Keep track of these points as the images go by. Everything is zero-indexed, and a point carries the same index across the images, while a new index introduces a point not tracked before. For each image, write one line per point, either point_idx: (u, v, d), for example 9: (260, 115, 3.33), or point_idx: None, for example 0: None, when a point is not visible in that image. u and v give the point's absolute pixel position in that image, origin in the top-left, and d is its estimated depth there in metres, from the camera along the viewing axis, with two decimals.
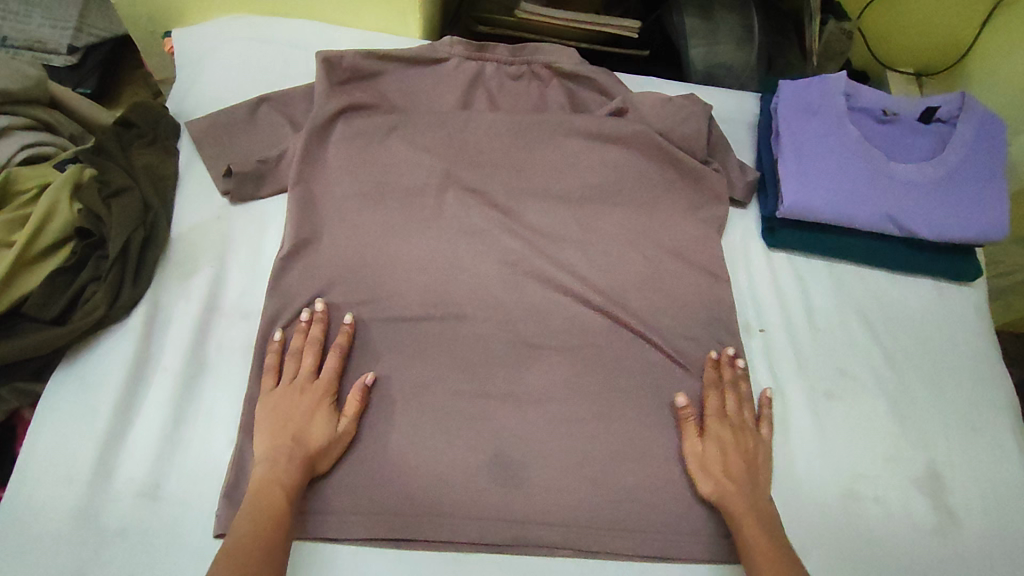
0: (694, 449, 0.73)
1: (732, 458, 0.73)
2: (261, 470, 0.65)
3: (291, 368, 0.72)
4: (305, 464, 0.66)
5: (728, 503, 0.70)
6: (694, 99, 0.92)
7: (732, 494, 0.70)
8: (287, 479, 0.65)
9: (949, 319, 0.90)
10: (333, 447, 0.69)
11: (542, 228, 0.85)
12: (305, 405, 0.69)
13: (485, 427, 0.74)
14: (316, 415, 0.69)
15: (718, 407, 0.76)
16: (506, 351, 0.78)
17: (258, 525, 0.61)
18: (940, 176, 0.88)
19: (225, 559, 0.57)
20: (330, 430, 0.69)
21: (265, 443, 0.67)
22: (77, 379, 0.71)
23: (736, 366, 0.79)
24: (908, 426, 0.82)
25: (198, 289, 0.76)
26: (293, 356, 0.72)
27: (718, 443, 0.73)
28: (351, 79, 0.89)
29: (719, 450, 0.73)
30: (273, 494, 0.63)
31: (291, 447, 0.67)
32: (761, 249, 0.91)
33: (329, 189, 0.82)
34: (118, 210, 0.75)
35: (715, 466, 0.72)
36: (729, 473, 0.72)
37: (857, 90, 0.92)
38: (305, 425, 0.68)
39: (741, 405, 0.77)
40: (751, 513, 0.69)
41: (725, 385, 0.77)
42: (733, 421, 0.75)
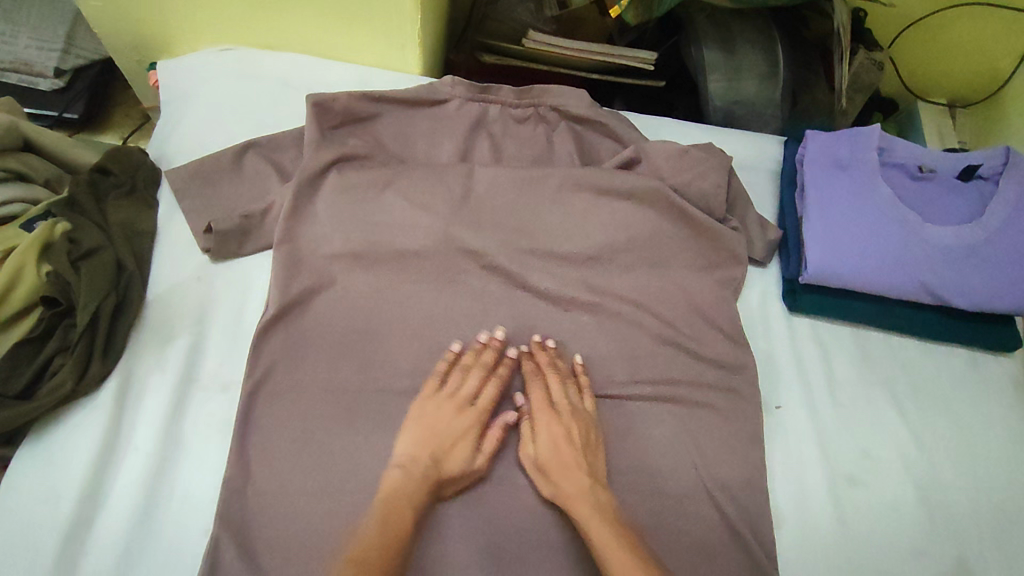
0: (529, 456, 0.69)
1: (565, 454, 0.68)
2: (397, 476, 0.64)
3: (454, 386, 0.71)
4: (433, 486, 0.65)
5: (568, 503, 0.65)
6: (712, 149, 0.85)
7: (572, 495, 0.65)
8: (414, 495, 0.63)
9: (986, 393, 0.82)
10: (462, 478, 0.68)
11: (550, 291, 0.78)
12: (458, 427, 0.69)
13: (483, 512, 0.68)
14: (462, 440, 0.68)
15: (540, 395, 0.72)
16: (502, 428, 0.72)
17: (385, 540, 0.59)
18: (980, 241, 0.80)
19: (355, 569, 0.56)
20: (468, 461, 0.68)
21: (405, 451, 0.66)
22: (40, 458, 0.66)
23: (546, 351, 0.74)
24: (937, 516, 0.75)
25: (174, 358, 0.71)
26: (461, 373, 0.72)
27: (545, 431, 0.69)
28: (343, 124, 0.83)
29: (550, 447, 0.68)
30: (402, 509, 0.62)
31: (428, 466, 0.65)
32: (782, 312, 0.84)
33: (317, 246, 0.77)
34: (87, 274, 0.69)
35: (552, 468, 0.67)
36: (558, 463, 0.67)
37: (891, 143, 0.85)
38: (446, 447, 0.67)
39: (563, 387, 0.72)
40: (591, 510, 0.64)
41: (541, 372, 0.73)
42: (556, 408, 0.71)
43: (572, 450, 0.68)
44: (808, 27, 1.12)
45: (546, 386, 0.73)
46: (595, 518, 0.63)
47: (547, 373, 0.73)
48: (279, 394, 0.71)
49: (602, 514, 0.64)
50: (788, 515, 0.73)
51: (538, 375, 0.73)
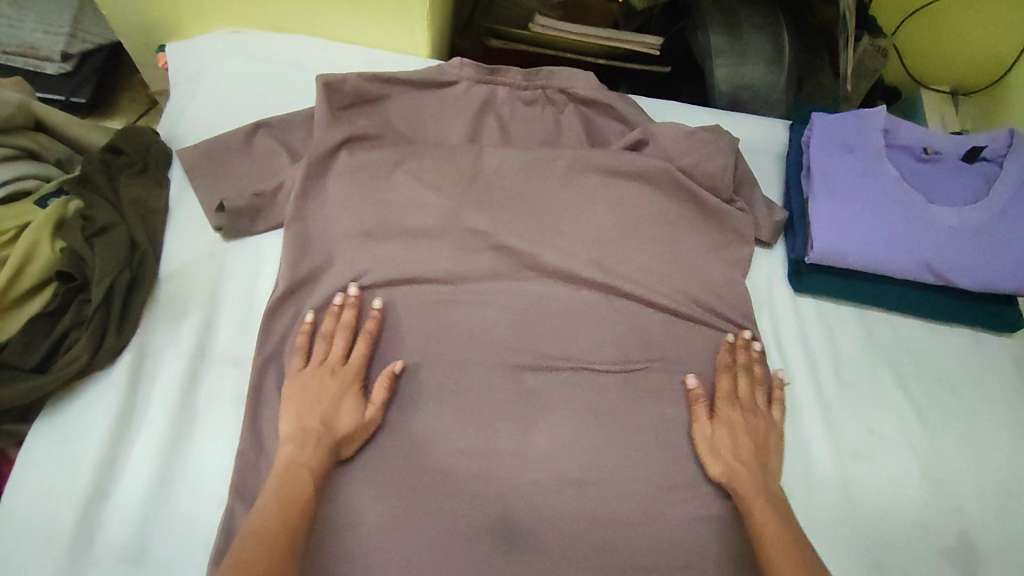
0: (703, 435, 0.72)
1: (742, 442, 0.71)
2: (289, 450, 0.63)
3: (320, 353, 0.70)
4: (330, 448, 0.65)
5: (735, 483, 0.69)
6: (720, 131, 0.86)
7: (742, 476, 0.69)
8: (311, 462, 0.63)
9: (988, 372, 0.83)
10: (358, 434, 0.68)
11: (560, 270, 0.79)
12: (333, 388, 0.68)
13: (491, 486, 0.69)
14: (345, 398, 0.68)
15: (729, 389, 0.75)
16: (512, 404, 0.73)
17: (281, 507, 0.58)
18: (984, 222, 0.81)
19: (254, 539, 0.55)
20: (358, 416, 0.68)
21: (292, 423, 0.65)
22: (58, 432, 0.66)
23: (753, 350, 0.78)
24: (939, 492, 0.76)
25: (188, 334, 0.72)
26: (323, 340, 0.71)
27: (726, 424, 0.72)
28: (353, 105, 0.84)
29: (728, 436, 0.72)
30: (300, 477, 0.61)
31: (319, 430, 0.65)
32: (787, 293, 0.85)
33: (328, 225, 0.78)
34: (101, 250, 0.70)
35: (726, 450, 0.71)
36: (738, 456, 0.70)
37: (896, 125, 0.85)
38: (331, 409, 0.67)
39: (753, 388, 0.76)
40: (757, 490, 0.67)
41: (737, 367, 0.76)
42: (742, 403, 0.74)
43: (749, 439, 0.72)
44: (814, 13, 1.12)
45: (731, 380, 0.75)
46: (760, 496, 0.66)
47: (743, 370, 0.76)
48: (291, 369, 0.72)
49: (766, 496, 0.67)
50: (793, 490, 0.74)
51: (732, 368, 0.76)
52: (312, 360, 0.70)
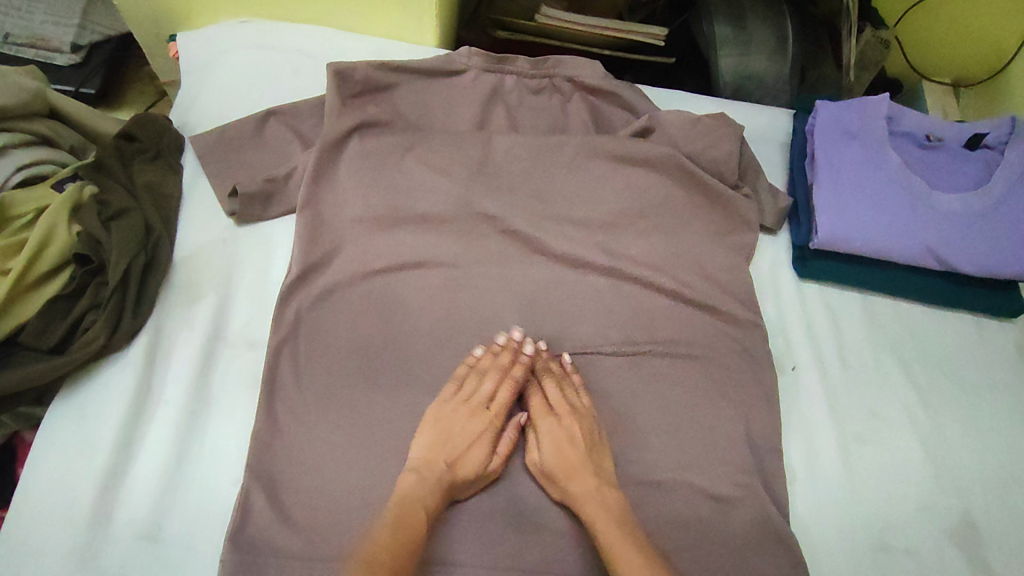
0: (534, 458, 0.70)
1: (568, 456, 0.68)
2: (411, 480, 0.64)
3: (472, 389, 0.71)
4: (446, 491, 0.65)
5: (578, 502, 0.66)
6: (725, 118, 0.87)
7: (579, 496, 0.66)
8: (428, 500, 0.63)
9: (990, 357, 0.84)
10: (476, 480, 0.68)
11: (568, 255, 0.80)
12: (471, 429, 0.69)
13: (501, 467, 0.70)
14: (475, 445, 0.68)
15: (551, 398, 0.72)
16: (521, 387, 0.74)
17: (393, 539, 0.59)
18: (986, 207, 0.82)
19: (365, 570, 0.56)
20: (483, 463, 0.68)
21: (420, 455, 0.66)
22: (75, 411, 0.68)
23: (540, 349, 0.74)
24: (942, 473, 0.77)
25: (202, 317, 0.73)
26: (479, 375, 0.72)
27: (548, 435, 0.69)
28: (362, 92, 0.85)
29: (553, 449, 0.68)
30: (415, 514, 0.62)
31: (442, 472, 0.65)
32: (792, 278, 0.86)
33: (338, 212, 0.79)
34: (118, 234, 0.71)
35: (555, 467, 0.67)
36: (552, 462, 0.68)
37: (899, 113, 0.86)
38: (461, 450, 0.67)
39: (561, 392, 0.72)
40: (599, 510, 0.65)
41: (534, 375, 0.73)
42: (558, 412, 0.71)
43: (577, 453, 0.68)
44: (816, 5, 1.15)
45: (544, 389, 0.72)
46: (602, 515, 0.64)
47: (543, 377, 0.73)
48: (303, 351, 0.73)
49: (607, 514, 0.64)
50: (798, 471, 0.76)
51: (535, 380, 0.74)
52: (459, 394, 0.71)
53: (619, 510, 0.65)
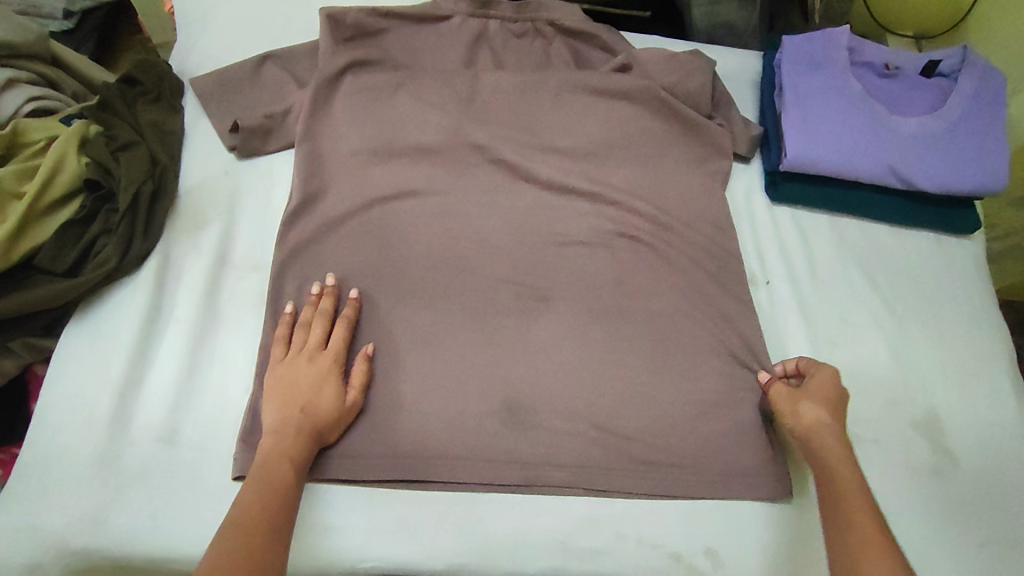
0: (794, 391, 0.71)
1: (834, 403, 0.69)
2: (271, 441, 0.63)
3: (300, 340, 0.70)
4: (312, 437, 0.65)
5: (818, 440, 0.66)
6: (698, 54, 0.92)
7: (828, 431, 0.66)
8: (295, 450, 0.63)
9: (949, 270, 0.90)
10: (343, 418, 0.69)
11: (555, 182, 0.85)
12: (314, 373, 0.68)
13: (497, 372, 0.75)
14: (324, 386, 0.67)
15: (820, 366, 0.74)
16: (513, 302, 0.79)
17: (265, 492, 0.58)
18: (942, 128, 0.88)
19: (231, 525, 0.54)
20: (339, 400, 0.68)
21: (275, 413, 0.65)
22: (92, 330, 0.71)
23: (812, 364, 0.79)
24: (908, 372, 0.82)
25: (208, 243, 0.76)
26: (303, 328, 0.71)
27: (821, 383, 0.71)
28: (354, 37, 0.89)
29: (823, 391, 0.70)
30: (282, 465, 0.61)
31: (298, 421, 0.65)
32: (765, 202, 0.92)
33: (335, 145, 0.82)
34: (125, 163, 0.74)
35: (814, 400, 0.69)
36: (831, 410, 0.68)
37: (860, 45, 0.92)
38: (310, 396, 0.67)
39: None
40: (839, 451, 0.65)
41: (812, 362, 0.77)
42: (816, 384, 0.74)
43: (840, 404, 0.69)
44: None
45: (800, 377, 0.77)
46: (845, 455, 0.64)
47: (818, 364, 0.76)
48: (305, 273, 0.76)
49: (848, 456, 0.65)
50: None
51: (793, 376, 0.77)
52: (292, 348, 0.69)
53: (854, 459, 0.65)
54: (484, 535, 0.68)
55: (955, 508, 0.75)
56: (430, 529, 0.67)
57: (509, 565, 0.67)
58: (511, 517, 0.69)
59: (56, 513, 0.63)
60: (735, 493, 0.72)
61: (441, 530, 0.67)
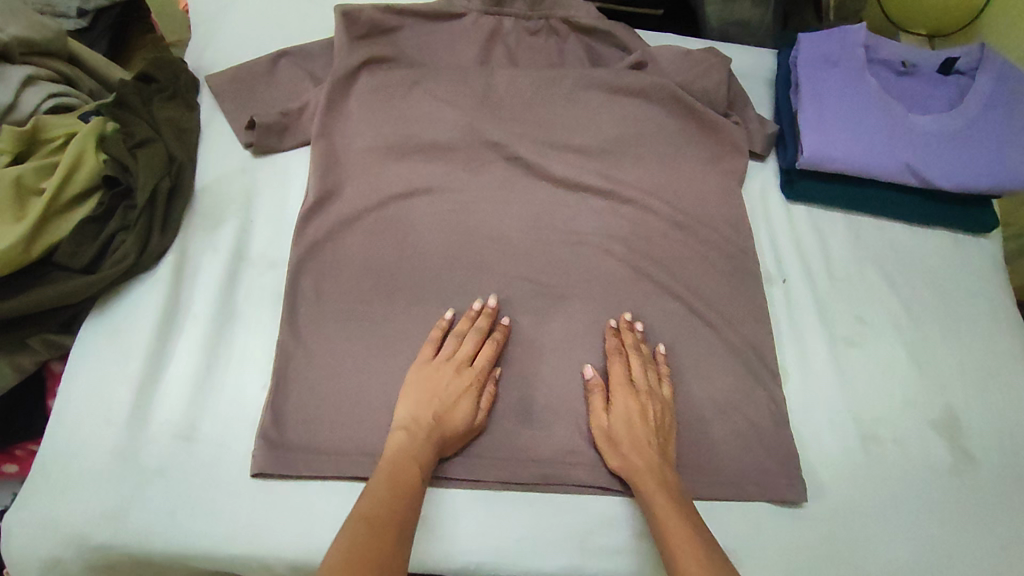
0: (599, 424, 0.71)
1: (638, 429, 0.68)
2: (402, 439, 0.64)
3: (451, 350, 0.71)
4: (439, 445, 0.65)
5: (635, 475, 0.66)
6: (713, 51, 0.92)
7: (641, 470, 0.66)
8: (422, 454, 0.64)
9: (969, 270, 0.90)
10: (467, 432, 0.68)
11: (569, 180, 0.85)
12: (454, 387, 0.68)
13: (514, 372, 0.75)
14: (461, 400, 0.68)
15: (625, 373, 0.72)
16: (529, 300, 0.79)
17: (389, 492, 0.59)
18: (959, 127, 0.88)
19: (363, 522, 0.55)
20: (470, 416, 0.68)
21: (408, 413, 0.66)
22: (110, 327, 0.71)
23: (636, 332, 0.76)
24: (926, 372, 0.82)
25: (225, 239, 0.76)
26: (456, 338, 0.72)
27: (623, 410, 0.70)
28: (369, 34, 0.89)
29: (625, 423, 0.69)
30: (410, 466, 0.62)
31: (431, 427, 0.65)
32: (780, 200, 0.91)
33: (350, 142, 0.82)
34: (143, 160, 0.74)
35: (623, 439, 0.68)
36: (634, 441, 0.68)
37: (878, 42, 0.92)
38: (446, 407, 0.67)
39: (646, 368, 0.73)
40: (657, 484, 0.64)
41: (628, 350, 0.74)
42: (637, 388, 0.71)
43: (645, 428, 0.69)
44: None
45: (626, 365, 0.73)
46: (662, 489, 0.64)
47: (634, 352, 0.74)
48: (321, 271, 0.76)
49: (666, 487, 0.64)
50: (790, 370, 0.81)
51: (621, 354, 0.74)
52: (440, 355, 0.70)
53: (675, 489, 0.65)
54: (500, 535, 0.67)
55: (975, 508, 0.74)
56: (449, 527, 0.67)
57: (525, 564, 0.67)
58: (529, 516, 0.69)
59: (75, 510, 0.62)
60: (750, 493, 0.72)
61: (459, 528, 0.67)
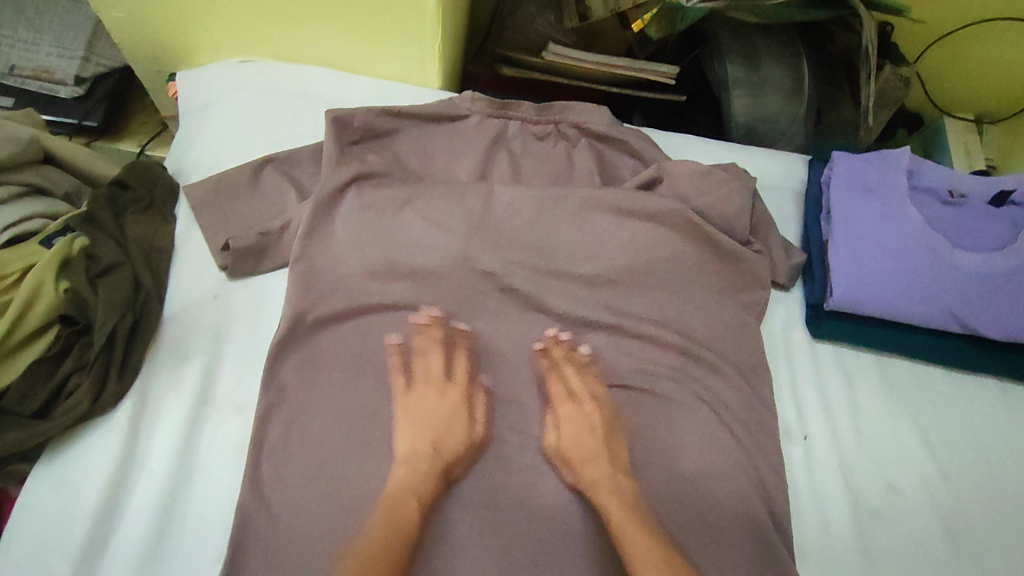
0: (554, 441, 0.69)
1: (592, 445, 0.67)
2: (403, 472, 0.63)
3: (421, 372, 0.70)
4: (440, 474, 0.64)
5: (592, 492, 0.65)
6: (736, 171, 0.84)
7: (593, 482, 0.65)
8: (422, 487, 0.62)
9: (1017, 425, 0.80)
10: (466, 453, 0.68)
11: (570, 314, 0.77)
12: (446, 408, 0.68)
13: (496, 542, 0.66)
14: (456, 420, 0.68)
15: (568, 390, 0.72)
16: (520, 455, 0.71)
17: (387, 532, 0.58)
18: (1013, 269, 0.78)
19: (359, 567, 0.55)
20: (467, 433, 0.68)
21: (408, 446, 0.65)
22: (57, 481, 0.65)
23: (563, 348, 0.74)
24: (963, 553, 0.72)
25: (190, 378, 0.71)
26: (421, 358, 0.71)
27: (572, 425, 0.69)
28: (362, 139, 0.82)
29: (575, 437, 0.68)
30: (407, 503, 0.61)
31: (429, 455, 0.65)
32: (806, 339, 0.82)
33: (333, 265, 0.76)
34: (103, 292, 0.69)
35: (577, 454, 0.67)
36: (583, 458, 0.67)
37: (921, 166, 0.83)
38: (443, 429, 0.67)
39: (579, 379, 0.72)
40: (612, 500, 0.63)
41: (559, 366, 0.73)
42: (575, 401, 0.71)
43: (602, 445, 0.68)
44: (833, 41, 1.08)
45: (562, 380, 0.72)
46: (614, 500, 0.63)
47: (563, 367, 0.73)
48: (293, 416, 0.70)
49: (620, 497, 0.63)
50: (809, 547, 0.72)
51: (556, 369, 0.73)
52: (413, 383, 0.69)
53: (632, 496, 0.64)
54: None
55: None
56: None
57: None
58: None
59: None
60: None
61: None
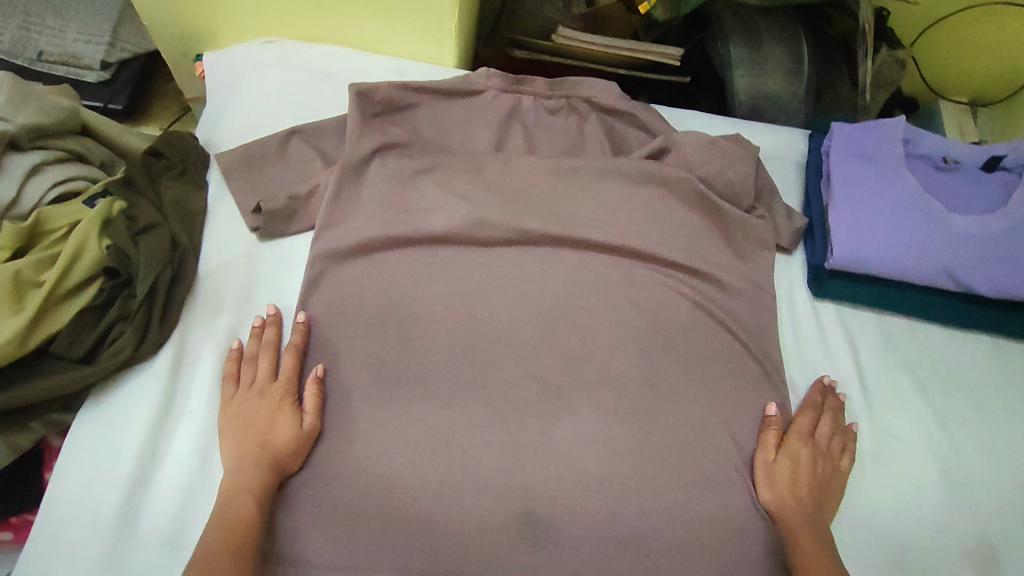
0: (764, 458, 0.74)
1: (803, 480, 0.72)
2: (232, 476, 0.65)
3: (249, 376, 0.72)
4: (271, 469, 0.66)
5: (785, 512, 0.71)
6: (739, 141, 0.88)
7: (793, 510, 0.70)
8: (256, 483, 0.65)
9: (1009, 378, 0.84)
10: (301, 444, 0.69)
11: (582, 273, 0.81)
12: (266, 407, 0.69)
13: (517, 480, 0.71)
14: (279, 416, 0.69)
15: (808, 427, 0.76)
16: (537, 401, 0.75)
17: (226, 533, 0.60)
18: (1005, 228, 0.82)
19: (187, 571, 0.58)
20: (294, 427, 0.68)
21: (231, 452, 0.67)
22: (103, 421, 0.69)
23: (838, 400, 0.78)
24: (959, 495, 0.76)
25: (224, 329, 0.75)
26: (249, 363, 0.72)
27: (790, 456, 0.74)
28: (383, 112, 0.86)
29: (789, 468, 0.73)
30: (243, 501, 0.63)
31: (256, 453, 0.66)
32: (808, 298, 0.86)
33: (356, 228, 0.79)
34: (144, 248, 0.73)
35: (782, 479, 0.73)
36: (792, 487, 0.72)
37: (916, 135, 0.87)
38: (265, 431, 0.68)
39: (833, 432, 0.77)
40: (804, 521, 0.70)
41: (823, 410, 0.78)
42: (816, 444, 0.75)
43: (812, 483, 0.73)
44: (831, 24, 1.15)
45: (814, 419, 0.77)
46: (809, 528, 0.69)
47: (827, 414, 0.77)
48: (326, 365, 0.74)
49: (815, 529, 0.69)
50: None
51: (818, 410, 0.78)
52: (241, 385, 0.70)
53: (824, 533, 0.70)
54: None
55: None
56: None
57: None
58: None
59: None
60: None
61: None
